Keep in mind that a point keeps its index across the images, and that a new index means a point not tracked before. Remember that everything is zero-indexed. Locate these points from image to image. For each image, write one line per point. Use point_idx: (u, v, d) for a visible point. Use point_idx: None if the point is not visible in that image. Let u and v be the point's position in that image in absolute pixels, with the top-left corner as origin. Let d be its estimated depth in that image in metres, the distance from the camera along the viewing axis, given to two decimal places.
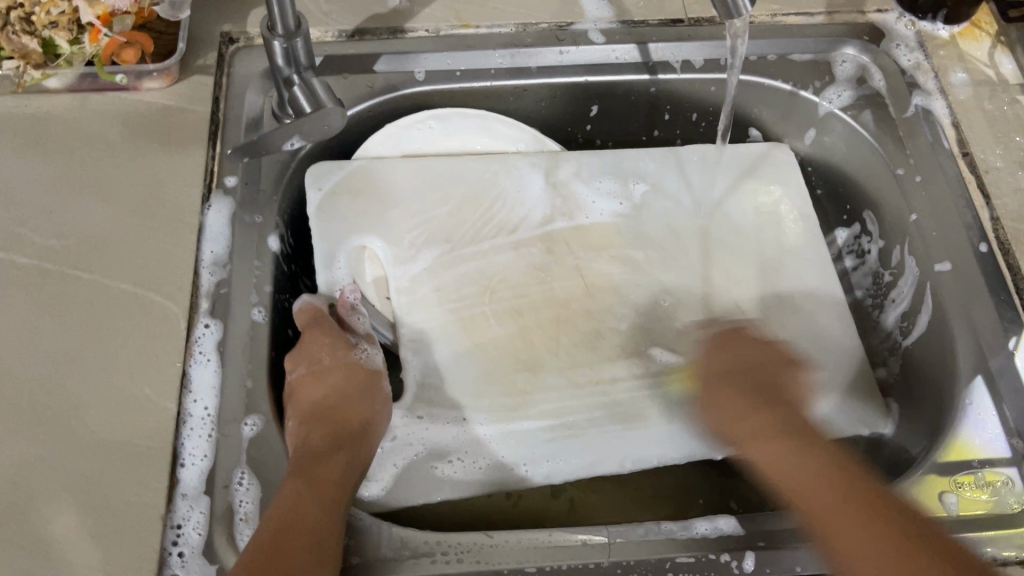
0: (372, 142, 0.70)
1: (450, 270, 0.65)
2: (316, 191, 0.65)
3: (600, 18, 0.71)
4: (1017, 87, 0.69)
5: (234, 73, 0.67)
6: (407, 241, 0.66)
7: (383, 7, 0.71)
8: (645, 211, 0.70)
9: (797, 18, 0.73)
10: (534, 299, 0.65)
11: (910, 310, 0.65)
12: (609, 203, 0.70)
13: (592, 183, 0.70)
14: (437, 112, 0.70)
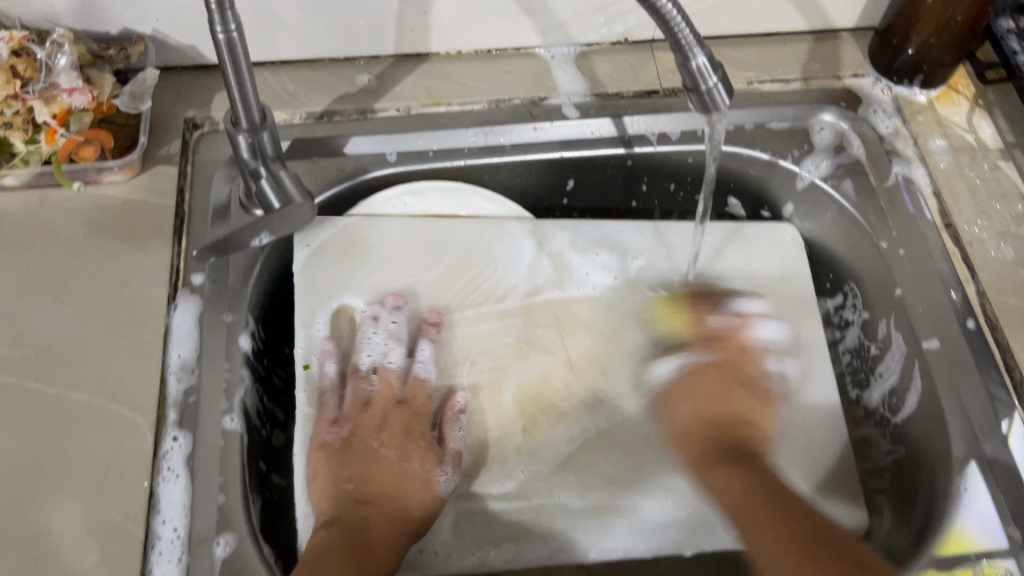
0: (366, 200, 0.67)
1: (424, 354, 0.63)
2: (303, 247, 0.65)
3: (574, 92, 0.70)
4: (997, 153, 0.68)
5: (200, 159, 0.65)
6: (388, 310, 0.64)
7: (351, 86, 0.69)
8: (635, 288, 0.67)
9: (774, 84, 0.72)
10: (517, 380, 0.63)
11: (899, 386, 0.64)
12: (601, 276, 0.67)
13: (586, 255, 0.68)
14: (415, 188, 0.67)
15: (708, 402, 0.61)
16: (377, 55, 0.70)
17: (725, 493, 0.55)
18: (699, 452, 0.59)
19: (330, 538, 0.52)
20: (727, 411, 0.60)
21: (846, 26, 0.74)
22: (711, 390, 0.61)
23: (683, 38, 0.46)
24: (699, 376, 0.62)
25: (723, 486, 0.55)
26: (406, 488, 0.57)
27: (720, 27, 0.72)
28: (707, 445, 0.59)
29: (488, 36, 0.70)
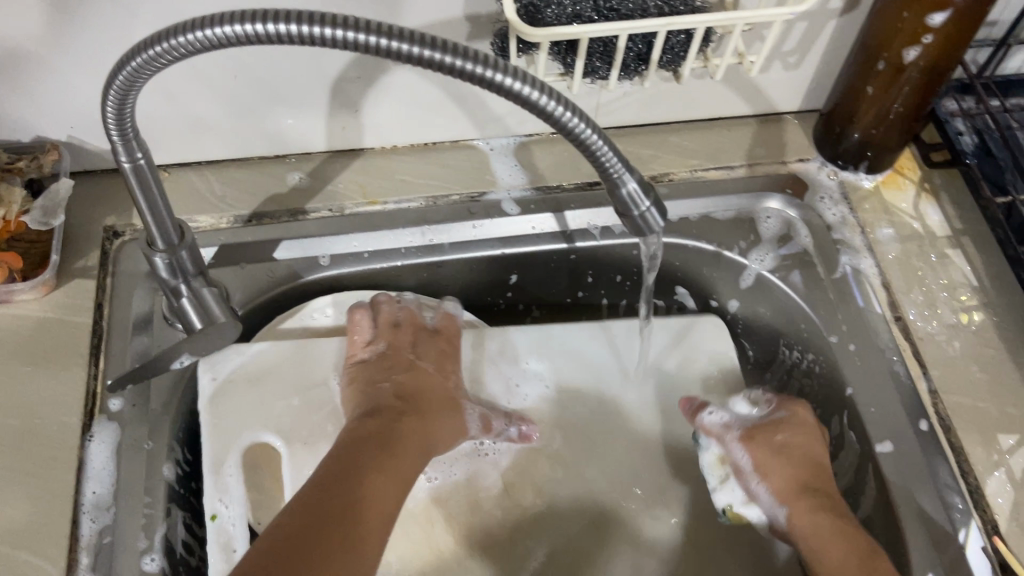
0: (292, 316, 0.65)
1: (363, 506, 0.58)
2: (208, 379, 0.60)
3: (514, 186, 0.68)
4: (945, 240, 0.67)
5: (120, 270, 0.62)
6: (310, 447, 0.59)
7: (281, 185, 0.66)
8: (571, 395, 0.65)
9: (718, 172, 0.70)
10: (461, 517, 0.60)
11: (855, 487, 0.62)
12: (535, 386, 0.65)
13: (519, 362, 0.65)
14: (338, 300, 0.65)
15: (793, 459, 0.59)
16: (309, 151, 0.68)
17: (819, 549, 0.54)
18: (794, 493, 0.57)
19: (357, 434, 0.55)
20: (815, 469, 0.59)
21: (789, 109, 0.73)
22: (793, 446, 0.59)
23: (611, 165, 0.44)
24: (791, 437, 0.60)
25: (818, 543, 0.55)
26: (435, 393, 0.62)
27: (662, 114, 0.70)
28: (797, 495, 0.57)
29: (424, 130, 0.68)
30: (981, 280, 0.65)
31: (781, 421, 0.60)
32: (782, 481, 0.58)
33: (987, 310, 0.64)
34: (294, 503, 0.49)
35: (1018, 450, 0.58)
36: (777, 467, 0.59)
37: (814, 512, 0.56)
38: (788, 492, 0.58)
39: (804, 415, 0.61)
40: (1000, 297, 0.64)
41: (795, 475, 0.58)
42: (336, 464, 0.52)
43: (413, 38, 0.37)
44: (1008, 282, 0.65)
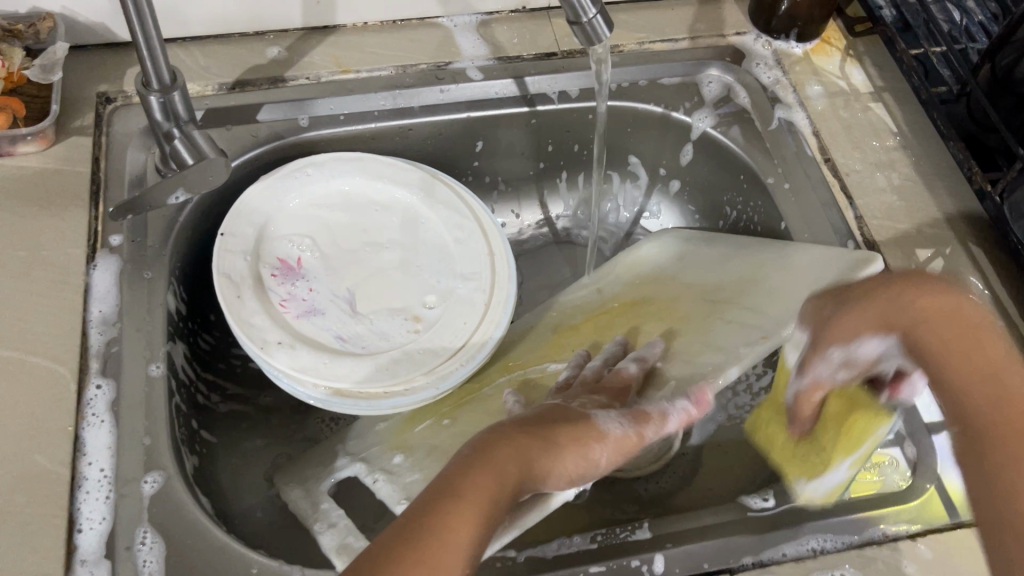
0: (269, 173, 0.68)
1: (396, 320, 0.65)
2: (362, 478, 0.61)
3: (477, 56, 0.74)
4: (868, 96, 0.74)
5: (115, 131, 0.67)
6: (351, 301, 0.66)
7: (261, 58, 0.72)
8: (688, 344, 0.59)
9: (663, 45, 0.77)
10: (440, 320, 0.66)
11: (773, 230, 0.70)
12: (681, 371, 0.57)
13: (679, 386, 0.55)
14: (315, 159, 0.69)
15: (891, 300, 0.48)
16: (286, 29, 0.73)
17: (925, 351, 0.47)
18: (941, 343, 0.46)
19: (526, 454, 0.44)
20: (925, 289, 0.48)
21: None
22: (922, 299, 0.48)
23: None
24: (899, 292, 0.48)
25: (965, 374, 0.45)
26: (560, 441, 0.47)
27: None
28: (953, 348, 0.46)
29: (391, 7, 0.74)
30: (901, 126, 0.72)
31: (830, 295, 0.52)
32: (920, 330, 0.47)
33: (905, 150, 0.71)
34: (397, 530, 0.39)
35: (932, 260, 0.65)
36: (866, 310, 0.49)
37: (932, 303, 0.48)
38: (919, 340, 0.47)
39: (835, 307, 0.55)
40: (917, 140, 0.71)
41: (939, 328, 0.47)
42: (468, 464, 0.42)
43: None
44: (923, 128, 0.72)
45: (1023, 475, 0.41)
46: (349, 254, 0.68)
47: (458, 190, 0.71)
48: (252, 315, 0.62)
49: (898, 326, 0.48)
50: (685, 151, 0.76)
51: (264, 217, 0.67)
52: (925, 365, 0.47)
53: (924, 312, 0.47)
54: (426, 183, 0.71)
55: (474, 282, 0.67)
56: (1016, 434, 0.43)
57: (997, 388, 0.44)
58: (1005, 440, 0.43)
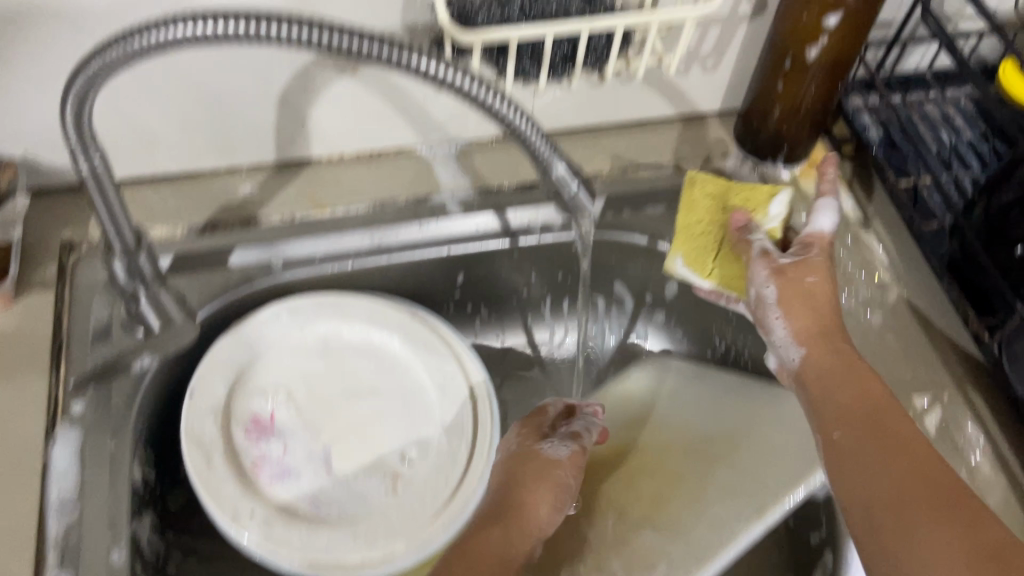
0: (240, 321, 0.65)
1: (374, 483, 0.62)
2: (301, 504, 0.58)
3: (457, 188, 0.72)
4: (858, 224, 0.72)
5: (79, 282, 0.63)
6: (326, 462, 0.63)
7: (233, 196, 0.69)
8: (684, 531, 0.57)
9: (648, 171, 0.75)
10: (419, 480, 0.63)
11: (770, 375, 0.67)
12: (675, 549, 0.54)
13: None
14: (292, 304, 0.66)
15: (815, 305, 0.60)
16: (258, 163, 0.71)
17: (827, 388, 0.56)
18: (830, 367, 0.57)
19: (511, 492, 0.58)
20: (828, 321, 0.60)
21: (710, 111, 0.78)
22: (800, 305, 0.60)
23: (540, 151, 0.49)
24: (811, 335, 0.59)
25: (834, 395, 0.55)
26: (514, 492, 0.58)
27: (593, 118, 0.75)
28: (853, 378, 0.55)
29: (369, 139, 0.71)
30: (892, 258, 0.70)
31: (813, 261, 0.61)
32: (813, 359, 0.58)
33: (898, 285, 0.69)
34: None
35: (930, 409, 0.62)
36: (798, 307, 0.60)
37: (809, 312, 0.60)
38: (813, 367, 0.58)
39: (825, 245, 0.63)
40: (910, 273, 0.70)
41: (824, 363, 0.57)
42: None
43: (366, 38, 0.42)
44: (916, 259, 0.70)
45: (881, 477, 0.48)
46: (325, 405, 0.65)
47: (439, 330, 0.69)
48: (219, 483, 0.59)
49: (805, 346, 0.59)
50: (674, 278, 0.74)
51: (236, 371, 0.64)
52: (809, 386, 0.57)
53: (829, 366, 0.57)
54: (405, 327, 0.68)
55: (455, 432, 0.65)
56: (862, 450, 0.50)
57: (856, 412, 0.53)
58: (855, 445, 0.51)
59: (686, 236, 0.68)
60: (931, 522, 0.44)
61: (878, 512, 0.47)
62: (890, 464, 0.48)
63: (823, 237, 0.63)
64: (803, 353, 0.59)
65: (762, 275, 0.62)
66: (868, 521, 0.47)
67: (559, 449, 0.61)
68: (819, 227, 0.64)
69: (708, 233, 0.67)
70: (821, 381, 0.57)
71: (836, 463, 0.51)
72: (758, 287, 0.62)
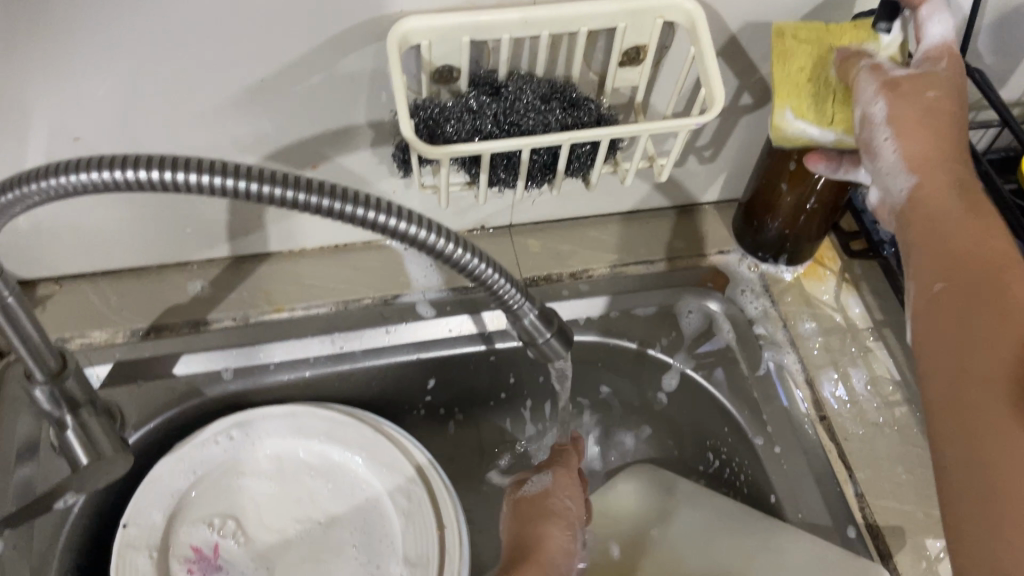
0: (186, 439, 0.60)
1: None
2: None
3: (429, 287, 0.66)
4: (867, 332, 0.66)
5: (3, 394, 0.58)
6: None
7: (181, 295, 0.63)
8: None
9: (638, 267, 0.69)
10: None
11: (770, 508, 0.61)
12: None
13: None
14: (241, 418, 0.61)
15: (933, 124, 0.46)
16: (211, 257, 0.65)
17: (940, 224, 0.44)
18: (941, 205, 0.44)
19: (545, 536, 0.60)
20: (949, 138, 0.46)
21: (708, 199, 0.72)
22: (926, 115, 0.45)
23: (508, 295, 0.43)
24: (916, 139, 0.45)
25: (953, 235, 0.43)
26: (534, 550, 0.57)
27: (580, 208, 0.70)
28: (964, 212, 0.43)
29: (334, 233, 0.65)
30: (905, 373, 0.64)
31: (940, 75, 0.46)
32: (911, 148, 0.45)
33: (910, 404, 0.63)
34: None
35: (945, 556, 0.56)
36: (922, 128, 0.45)
37: (920, 99, 0.46)
38: (918, 168, 0.45)
39: (959, 63, 0.47)
40: None
41: (936, 188, 0.45)
42: None
43: (300, 184, 0.37)
44: None
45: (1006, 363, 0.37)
46: (278, 534, 0.59)
47: (404, 445, 0.62)
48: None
49: (914, 157, 0.45)
50: (667, 382, 0.68)
51: (177, 496, 0.58)
52: (926, 210, 0.45)
53: (928, 162, 0.45)
54: (368, 443, 0.62)
55: (418, 569, 0.57)
56: (977, 299, 0.40)
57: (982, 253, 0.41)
58: (976, 301, 0.39)
59: (787, 83, 0.51)
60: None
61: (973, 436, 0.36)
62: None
63: (950, 49, 0.47)
64: (912, 183, 0.45)
65: (871, 92, 0.47)
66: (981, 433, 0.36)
67: (541, 484, 0.62)
68: (935, 38, 0.47)
69: (815, 79, 0.52)
70: (932, 191, 0.45)
71: (946, 315, 0.40)
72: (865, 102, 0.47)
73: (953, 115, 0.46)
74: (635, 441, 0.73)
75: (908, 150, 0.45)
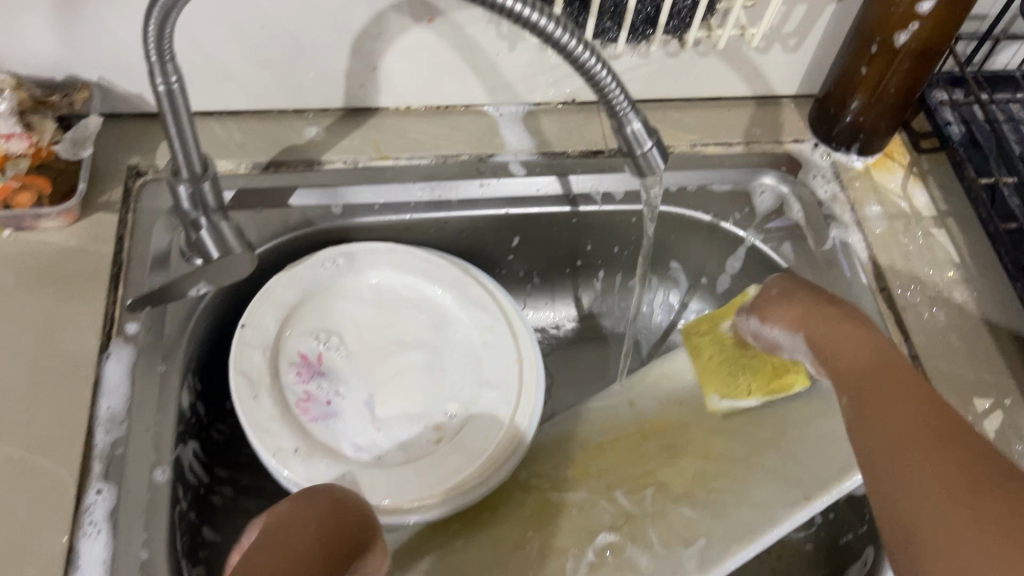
0: (298, 261, 0.66)
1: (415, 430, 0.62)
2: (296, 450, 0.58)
3: (521, 149, 0.71)
4: (930, 220, 0.70)
5: (142, 206, 0.64)
6: (368, 406, 0.63)
7: (299, 137, 0.70)
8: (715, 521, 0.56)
9: (717, 148, 0.73)
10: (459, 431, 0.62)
11: None
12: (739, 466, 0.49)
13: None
14: (347, 249, 0.67)
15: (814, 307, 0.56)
16: (327, 107, 0.71)
17: (840, 364, 0.51)
18: (834, 349, 0.52)
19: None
20: (836, 304, 0.56)
21: (787, 93, 0.77)
22: (802, 303, 0.56)
23: (619, 104, 0.47)
24: (790, 317, 0.57)
25: (845, 358, 0.51)
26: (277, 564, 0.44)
27: (666, 90, 0.74)
28: (845, 331, 0.53)
29: (439, 92, 0.71)
30: (963, 258, 0.68)
31: (789, 280, 0.60)
32: (787, 319, 0.57)
33: (967, 284, 0.67)
34: None
35: (990, 413, 0.60)
36: (789, 307, 0.57)
37: (800, 308, 0.56)
38: (795, 329, 0.56)
39: (790, 279, 0.60)
40: (980, 275, 0.68)
41: (840, 343, 0.52)
42: None
43: None
44: (987, 261, 0.68)
45: (895, 422, 0.44)
46: (374, 352, 0.65)
47: (490, 288, 0.68)
48: (264, 414, 0.59)
49: (803, 328, 0.55)
50: (734, 259, 0.73)
51: (288, 309, 0.64)
52: (843, 377, 0.50)
53: (795, 316, 0.56)
54: (457, 282, 0.68)
55: (500, 391, 0.64)
56: (880, 394, 0.46)
57: (879, 355, 0.50)
58: (873, 392, 0.47)
59: (711, 373, 0.65)
60: (937, 484, 0.39)
61: (892, 470, 0.42)
62: (907, 414, 0.44)
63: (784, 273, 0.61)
64: (803, 337, 0.55)
65: (744, 314, 0.62)
66: (895, 477, 0.41)
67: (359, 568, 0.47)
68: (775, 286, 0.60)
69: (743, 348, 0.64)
70: (818, 360, 0.53)
71: (855, 423, 0.46)
72: (745, 319, 0.62)
73: (817, 295, 0.57)
74: (700, 316, 0.78)
75: (774, 318, 0.58)
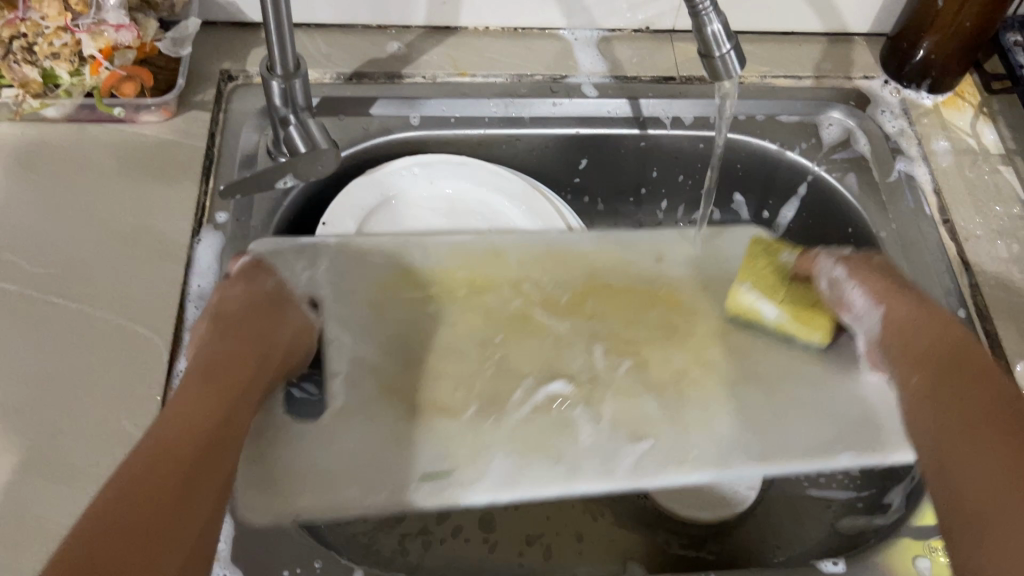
0: (376, 168, 0.69)
1: None
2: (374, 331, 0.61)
3: (594, 72, 0.73)
4: (998, 158, 0.71)
5: (232, 108, 0.68)
6: None
7: (381, 52, 0.72)
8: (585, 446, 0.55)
9: (787, 80, 0.75)
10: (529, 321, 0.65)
11: None
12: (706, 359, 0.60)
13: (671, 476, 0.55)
14: (424, 159, 0.69)
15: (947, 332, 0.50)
16: (409, 25, 0.74)
17: (902, 336, 0.51)
18: (901, 324, 0.52)
19: (126, 474, 0.37)
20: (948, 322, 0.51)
21: (859, 31, 0.78)
22: (916, 325, 0.51)
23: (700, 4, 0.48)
24: (886, 300, 0.53)
25: (922, 338, 0.50)
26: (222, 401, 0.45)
27: (739, 22, 0.76)
28: (928, 328, 0.51)
29: (517, 14, 0.74)
30: None
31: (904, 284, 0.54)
32: (893, 315, 0.53)
33: None
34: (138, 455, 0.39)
35: None
36: (893, 298, 0.53)
37: (910, 306, 0.53)
38: (892, 323, 0.53)
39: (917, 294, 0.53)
40: None
41: (928, 332, 0.51)
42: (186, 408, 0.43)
43: None
44: None
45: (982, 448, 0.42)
46: None
47: (557, 205, 0.70)
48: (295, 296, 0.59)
49: (886, 302, 0.53)
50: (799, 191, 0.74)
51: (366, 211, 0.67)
52: (926, 362, 0.49)
53: (878, 292, 0.54)
54: (527, 199, 0.70)
55: None
56: (967, 394, 0.46)
57: (964, 362, 0.48)
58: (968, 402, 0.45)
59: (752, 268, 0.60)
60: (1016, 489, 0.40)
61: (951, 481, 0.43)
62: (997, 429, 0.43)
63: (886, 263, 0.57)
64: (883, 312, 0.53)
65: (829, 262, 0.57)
66: (965, 479, 0.42)
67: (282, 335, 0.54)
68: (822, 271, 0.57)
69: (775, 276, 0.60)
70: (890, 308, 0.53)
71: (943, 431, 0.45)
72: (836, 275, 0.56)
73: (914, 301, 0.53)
74: None
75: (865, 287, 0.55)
